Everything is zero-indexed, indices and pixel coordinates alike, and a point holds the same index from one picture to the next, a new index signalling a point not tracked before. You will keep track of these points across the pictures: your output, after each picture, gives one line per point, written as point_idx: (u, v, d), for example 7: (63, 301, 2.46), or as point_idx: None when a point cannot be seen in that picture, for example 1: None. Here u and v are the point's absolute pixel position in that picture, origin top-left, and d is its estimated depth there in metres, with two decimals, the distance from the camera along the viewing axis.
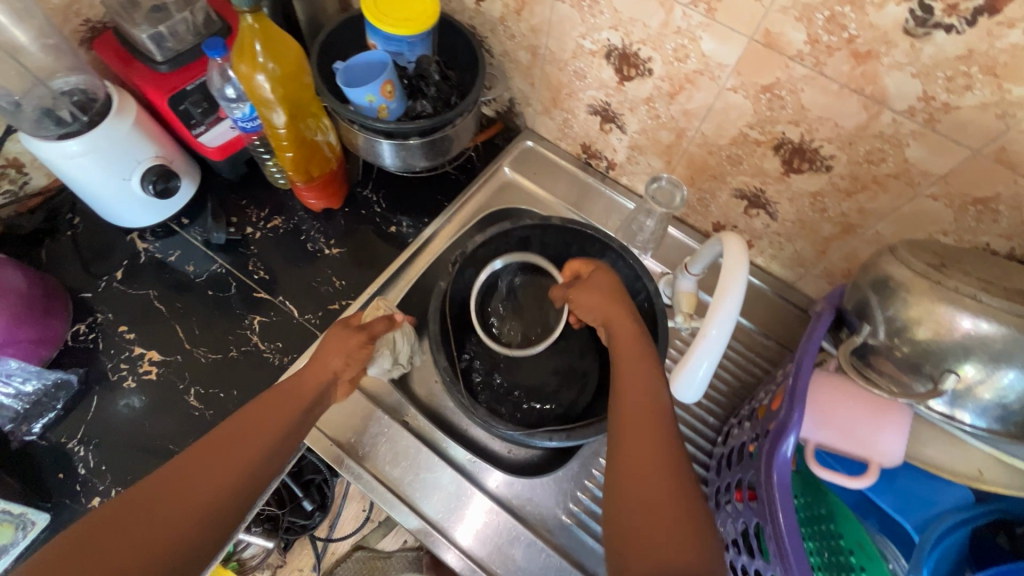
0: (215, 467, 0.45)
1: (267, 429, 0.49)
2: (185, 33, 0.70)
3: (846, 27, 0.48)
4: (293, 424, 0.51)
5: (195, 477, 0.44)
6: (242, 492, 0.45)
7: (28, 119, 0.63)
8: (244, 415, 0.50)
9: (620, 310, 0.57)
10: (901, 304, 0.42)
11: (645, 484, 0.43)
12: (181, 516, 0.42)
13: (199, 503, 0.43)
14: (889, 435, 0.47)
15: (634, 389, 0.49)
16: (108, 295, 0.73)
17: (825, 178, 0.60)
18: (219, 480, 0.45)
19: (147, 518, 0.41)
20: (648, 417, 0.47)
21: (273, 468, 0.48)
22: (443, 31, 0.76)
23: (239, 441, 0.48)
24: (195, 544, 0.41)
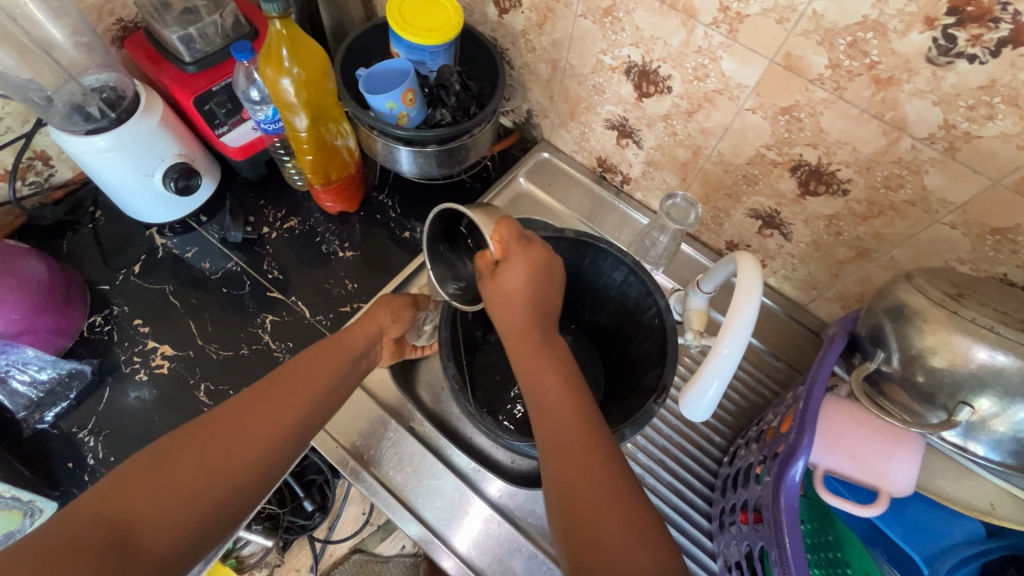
0: (270, 416, 0.48)
1: (310, 386, 0.52)
2: (214, 35, 0.71)
3: (867, 53, 0.48)
4: (333, 383, 0.54)
5: (250, 422, 0.47)
6: (291, 441, 0.49)
7: (59, 114, 0.65)
8: (289, 368, 0.52)
9: (518, 313, 0.53)
10: (916, 332, 0.42)
11: (583, 485, 0.44)
12: (238, 459, 0.45)
13: (253, 449, 0.46)
14: (900, 464, 0.47)
15: (552, 387, 0.50)
16: (124, 289, 0.74)
17: (841, 202, 0.60)
18: (270, 429, 0.48)
19: (197, 461, 0.44)
20: (573, 418, 0.48)
21: (318, 421, 0.52)
22: (465, 42, 0.77)
23: (270, 407, 0.49)
24: (248, 487, 0.45)
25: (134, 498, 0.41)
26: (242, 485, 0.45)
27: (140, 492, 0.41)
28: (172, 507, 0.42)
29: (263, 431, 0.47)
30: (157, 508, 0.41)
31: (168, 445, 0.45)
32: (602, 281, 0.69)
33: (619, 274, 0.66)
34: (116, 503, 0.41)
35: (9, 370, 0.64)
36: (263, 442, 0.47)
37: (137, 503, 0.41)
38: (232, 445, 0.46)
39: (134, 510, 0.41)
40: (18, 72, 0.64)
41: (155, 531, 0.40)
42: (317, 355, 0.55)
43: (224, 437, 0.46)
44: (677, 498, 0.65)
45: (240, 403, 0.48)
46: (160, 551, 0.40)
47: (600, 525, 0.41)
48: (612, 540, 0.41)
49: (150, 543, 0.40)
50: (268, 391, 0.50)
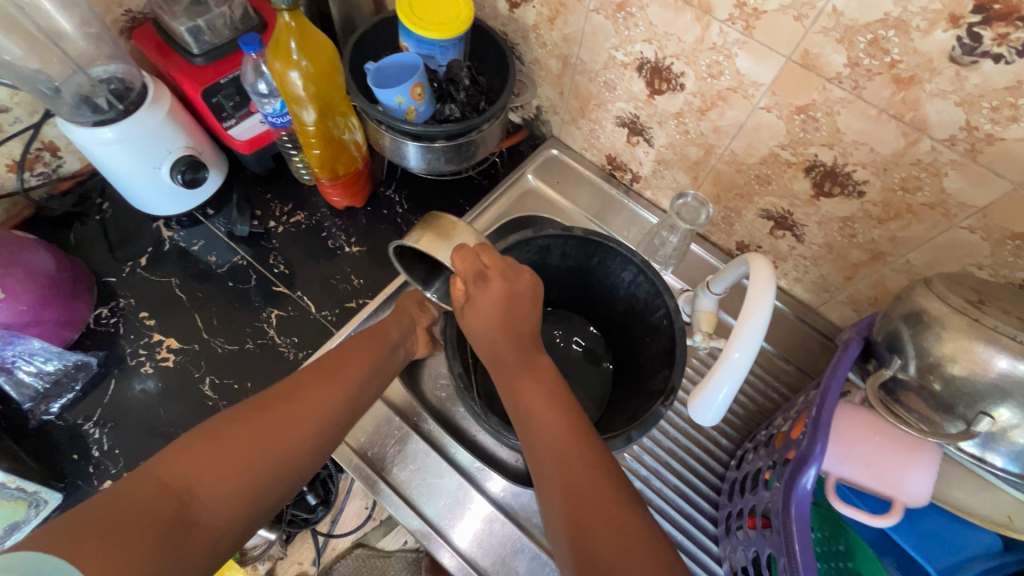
0: (317, 407, 0.50)
1: (349, 376, 0.54)
2: (223, 27, 0.70)
3: (888, 51, 0.47)
4: (368, 374, 0.56)
5: (299, 406, 0.49)
6: (336, 427, 0.51)
7: (67, 105, 0.65)
8: (327, 361, 0.55)
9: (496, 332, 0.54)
10: (935, 339, 0.41)
11: (577, 484, 0.44)
12: (288, 442, 0.47)
13: (301, 435, 0.48)
14: (915, 473, 0.46)
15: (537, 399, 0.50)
16: (131, 281, 0.74)
17: (857, 204, 0.59)
18: (317, 416, 0.49)
19: (254, 441, 0.45)
20: (559, 424, 0.48)
21: (359, 410, 0.53)
22: (474, 36, 0.76)
23: (315, 397, 0.50)
24: (298, 469, 0.47)
25: (198, 472, 0.42)
26: (292, 467, 0.46)
27: (205, 466, 0.43)
28: (229, 483, 0.43)
29: (311, 416, 0.49)
30: (217, 482, 0.42)
31: (226, 421, 0.46)
32: (609, 281, 0.68)
33: (627, 274, 0.66)
34: (178, 473, 0.42)
35: (16, 361, 0.63)
36: (312, 426, 0.49)
37: (197, 475, 0.42)
38: (284, 426, 0.47)
39: (194, 481, 0.42)
40: (26, 62, 0.64)
41: (214, 506, 0.41)
42: (348, 351, 0.57)
43: (281, 417, 0.47)
44: (683, 501, 0.64)
45: (288, 389, 0.50)
46: (215, 524, 0.41)
47: (600, 525, 0.41)
48: (612, 541, 0.40)
49: (209, 516, 0.41)
50: (313, 378, 0.52)
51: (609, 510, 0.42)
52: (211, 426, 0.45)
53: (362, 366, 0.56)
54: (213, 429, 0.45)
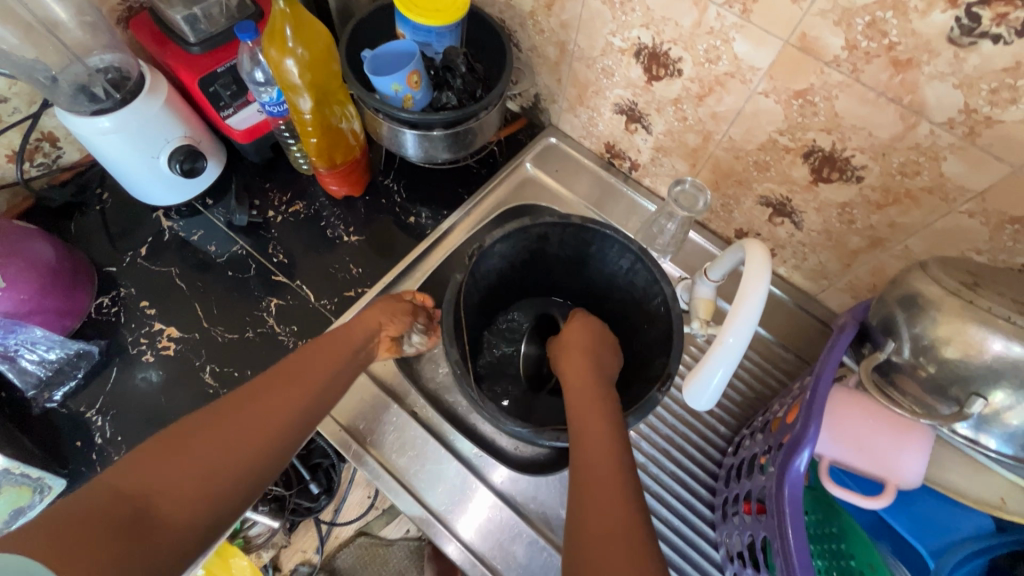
0: (277, 406, 0.49)
1: (313, 374, 0.53)
2: (218, 15, 0.70)
3: (886, 33, 0.47)
4: (336, 371, 0.55)
5: (259, 408, 0.48)
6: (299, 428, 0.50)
7: (64, 94, 0.65)
8: (292, 362, 0.54)
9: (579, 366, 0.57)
10: (929, 322, 0.41)
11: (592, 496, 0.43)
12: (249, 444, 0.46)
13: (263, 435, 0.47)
14: (908, 455, 0.46)
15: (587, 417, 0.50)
16: (132, 271, 0.75)
17: (855, 189, 0.59)
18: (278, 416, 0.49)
19: (212, 444, 0.45)
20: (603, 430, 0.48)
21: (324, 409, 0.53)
22: (472, 23, 0.75)
23: (275, 397, 0.50)
24: (261, 472, 0.46)
25: (156, 476, 0.42)
26: (255, 468, 0.46)
27: (160, 470, 0.42)
28: (190, 486, 0.42)
29: (271, 419, 0.48)
30: (175, 485, 0.42)
31: (185, 427, 0.46)
32: (608, 269, 0.68)
33: (625, 262, 0.66)
34: (135, 480, 0.41)
35: (18, 350, 0.64)
36: (273, 427, 0.48)
37: (156, 481, 0.42)
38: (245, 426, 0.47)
39: (152, 485, 0.41)
40: (22, 52, 0.64)
41: (173, 510, 0.41)
42: (318, 350, 0.56)
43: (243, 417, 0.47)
44: (680, 487, 0.65)
45: (249, 392, 0.50)
46: (178, 526, 0.41)
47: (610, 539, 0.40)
48: (615, 549, 0.39)
49: (170, 517, 0.41)
50: (277, 380, 0.51)
51: (622, 528, 0.40)
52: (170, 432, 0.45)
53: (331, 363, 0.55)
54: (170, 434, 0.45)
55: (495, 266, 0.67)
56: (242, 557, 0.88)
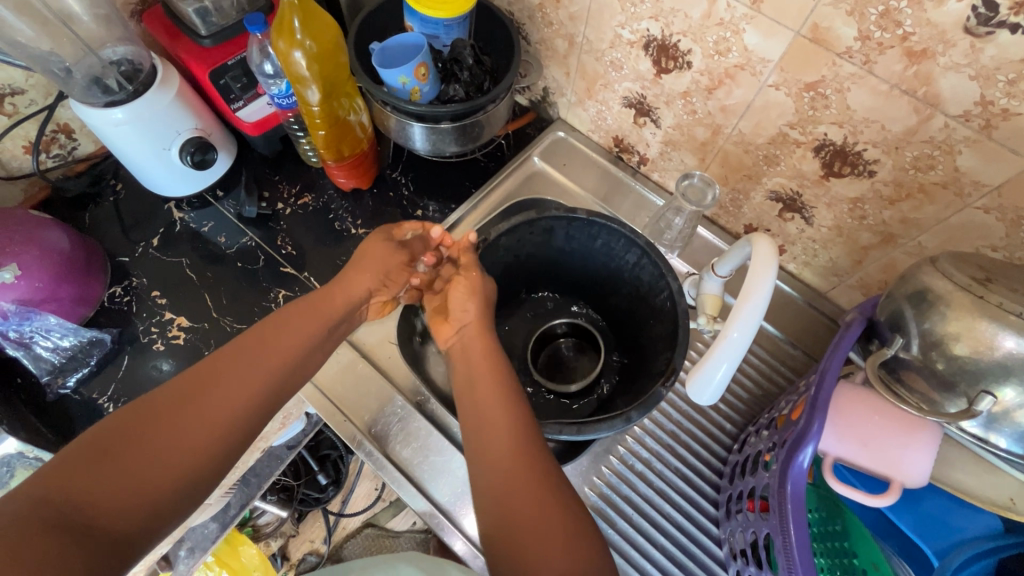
0: (230, 392, 0.47)
1: (269, 356, 0.51)
2: (229, 8, 0.71)
3: (901, 23, 0.46)
4: (295, 356, 0.53)
5: (213, 395, 0.46)
6: (258, 414, 0.48)
7: (78, 85, 0.66)
8: (248, 342, 0.51)
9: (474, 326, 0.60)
10: (939, 318, 0.40)
11: (491, 480, 0.46)
12: (200, 435, 0.44)
13: (216, 427, 0.45)
14: (916, 454, 0.45)
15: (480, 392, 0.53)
16: (144, 261, 0.76)
17: (867, 184, 0.58)
18: (233, 404, 0.46)
19: (156, 439, 0.42)
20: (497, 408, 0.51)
21: (283, 394, 0.51)
22: (479, 16, 0.75)
23: (227, 383, 0.47)
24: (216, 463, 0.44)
25: (93, 476, 0.39)
26: (208, 458, 0.43)
27: (97, 470, 0.39)
28: (137, 481, 0.40)
29: (226, 406, 0.46)
30: (118, 484, 0.39)
31: (128, 418, 0.43)
32: (615, 263, 0.68)
33: (631, 256, 0.65)
34: (72, 481, 0.38)
35: (34, 337, 0.65)
36: (228, 418, 0.46)
37: (97, 481, 0.38)
38: (193, 418, 0.44)
39: (87, 488, 0.38)
40: (38, 44, 0.65)
41: (117, 512, 0.38)
42: (278, 329, 0.53)
43: (192, 408, 0.44)
44: (684, 485, 0.64)
45: (200, 376, 0.47)
46: (123, 525, 0.38)
47: (536, 529, 0.42)
48: (546, 538, 0.42)
49: (112, 518, 0.38)
50: (230, 363, 0.49)
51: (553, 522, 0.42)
52: (110, 428, 0.42)
53: (291, 342, 0.53)
54: (110, 426, 0.42)
55: (501, 259, 0.67)
56: (250, 546, 0.89)
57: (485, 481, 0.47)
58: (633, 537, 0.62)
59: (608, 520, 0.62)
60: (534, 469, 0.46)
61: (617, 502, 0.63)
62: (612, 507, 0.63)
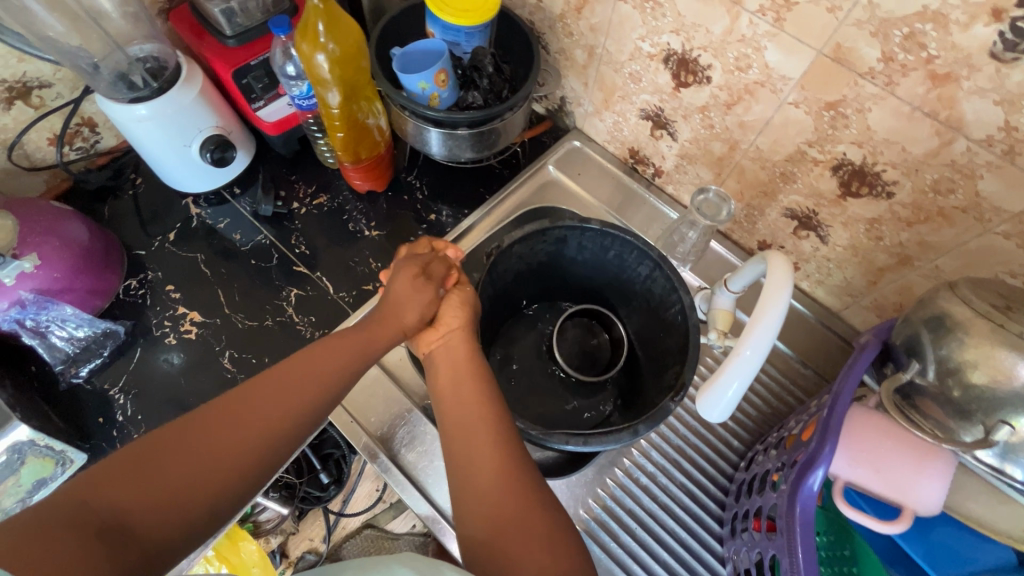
0: (271, 410, 0.46)
1: (315, 375, 0.50)
2: (255, 10, 0.72)
3: (925, 46, 0.45)
4: (343, 377, 0.52)
5: (258, 410, 0.45)
6: (291, 436, 0.47)
7: (105, 81, 0.67)
8: (294, 362, 0.50)
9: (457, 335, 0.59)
10: (957, 345, 0.40)
11: (478, 486, 0.46)
12: (239, 450, 0.43)
13: (255, 445, 0.44)
14: (929, 481, 0.44)
15: (464, 399, 0.52)
16: (160, 256, 0.77)
17: (885, 205, 0.57)
18: (274, 421, 0.46)
19: (199, 449, 0.42)
20: (488, 417, 0.50)
21: (317, 420, 0.49)
22: (501, 24, 0.76)
23: (272, 400, 0.47)
24: (242, 482, 0.43)
25: (133, 484, 0.38)
26: (236, 476, 0.43)
27: (140, 477, 0.39)
28: (167, 492, 0.39)
29: (267, 423, 0.45)
30: (151, 495, 0.39)
31: (175, 426, 0.43)
32: (627, 275, 0.68)
33: (644, 269, 0.65)
34: (105, 486, 0.38)
35: (50, 326, 0.66)
36: (268, 437, 0.45)
37: (137, 489, 0.38)
38: (235, 431, 0.44)
39: (128, 496, 0.38)
40: (68, 39, 0.66)
41: (154, 522, 0.38)
42: (325, 350, 0.52)
43: (235, 420, 0.44)
44: (689, 500, 0.64)
45: (242, 393, 0.46)
46: (155, 535, 0.38)
47: (525, 541, 0.42)
48: (538, 553, 0.41)
49: (148, 527, 0.38)
50: (275, 381, 0.48)
51: (544, 532, 0.43)
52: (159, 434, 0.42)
53: (333, 364, 0.52)
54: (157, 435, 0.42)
55: (513, 267, 0.67)
56: (250, 542, 0.89)
57: (472, 487, 0.46)
58: (636, 551, 0.61)
59: (610, 533, 0.62)
60: (520, 480, 0.46)
61: (621, 515, 0.63)
62: (615, 520, 0.63)
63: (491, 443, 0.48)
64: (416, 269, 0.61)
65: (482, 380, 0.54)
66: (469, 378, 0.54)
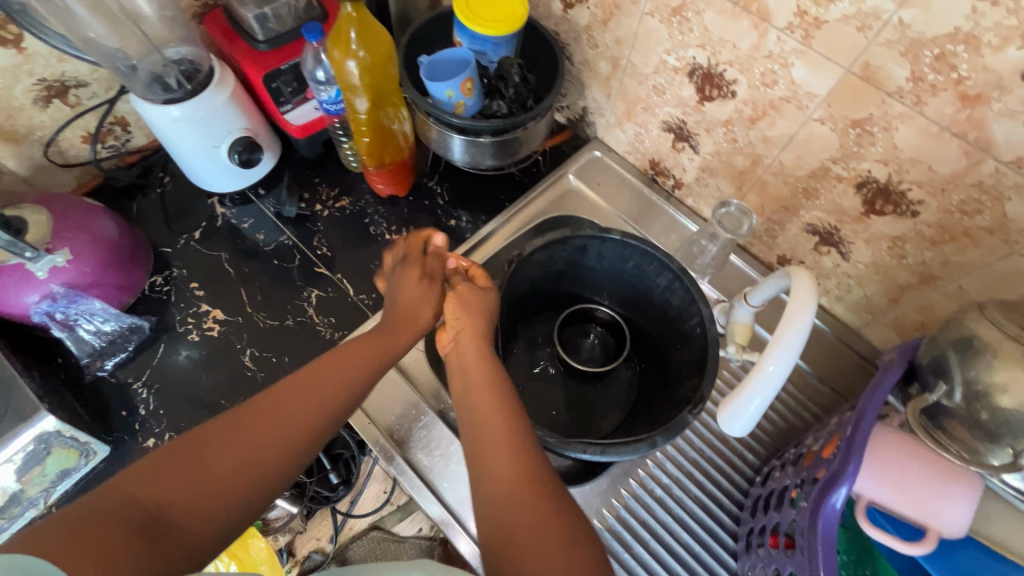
0: (298, 410, 0.47)
1: (337, 376, 0.51)
2: (287, 15, 0.73)
3: (956, 67, 0.46)
4: (366, 377, 0.53)
5: (286, 411, 0.47)
6: (319, 435, 0.48)
7: (141, 82, 0.69)
8: (317, 366, 0.51)
9: (469, 330, 0.58)
10: (985, 366, 0.40)
11: (501, 486, 0.46)
12: (269, 449, 0.44)
13: (285, 444, 0.45)
14: (954, 504, 0.44)
15: (484, 399, 0.52)
16: (185, 253, 0.78)
17: (909, 223, 0.57)
18: (302, 421, 0.47)
19: (230, 449, 0.43)
20: (505, 420, 0.50)
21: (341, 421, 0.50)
22: (527, 34, 0.76)
23: (299, 401, 0.48)
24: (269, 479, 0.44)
25: (171, 483, 0.40)
26: (264, 475, 0.44)
27: (177, 476, 0.40)
28: (198, 489, 0.40)
29: (295, 422, 0.47)
30: (189, 492, 0.40)
31: (206, 429, 0.44)
32: (646, 286, 0.68)
33: (663, 280, 0.65)
34: (139, 483, 0.39)
35: (78, 319, 0.67)
36: (296, 436, 0.46)
37: (176, 487, 0.40)
38: (264, 431, 0.45)
39: (167, 493, 0.39)
40: (108, 41, 0.68)
41: (193, 518, 0.39)
42: (347, 352, 0.54)
43: (265, 420, 0.46)
44: (704, 513, 0.64)
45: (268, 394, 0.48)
46: (196, 530, 0.39)
47: (551, 538, 0.42)
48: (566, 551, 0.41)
49: (188, 522, 0.39)
50: (301, 384, 0.49)
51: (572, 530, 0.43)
52: (192, 436, 0.43)
53: (353, 368, 0.53)
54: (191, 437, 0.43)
55: (533, 275, 0.68)
56: (260, 539, 0.90)
57: (485, 495, 0.46)
58: (650, 563, 0.61)
59: (624, 544, 0.62)
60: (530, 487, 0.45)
61: (635, 526, 0.63)
62: (629, 531, 0.63)
63: (511, 442, 0.48)
64: (417, 272, 0.62)
65: (499, 381, 0.54)
66: (485, 378, 0.54)
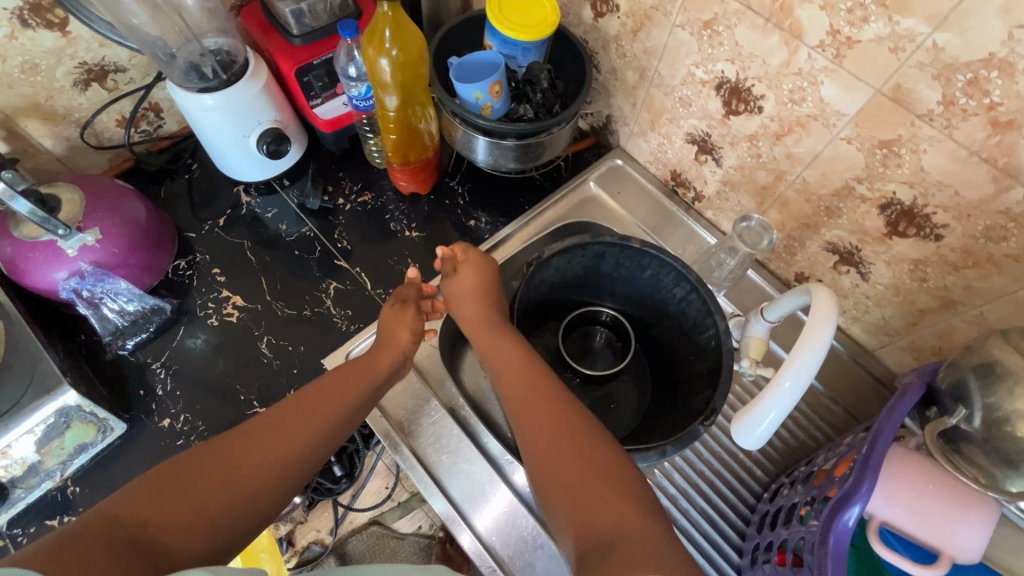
0: (286, 437, 0.50)
1: (324, 405, 0.54)
2: (323, 12, 0.74)
3: (988, 92, 0.46)
4: (353, 407, 0.56)
5: (274, 437, 0.49)
6: (306, 462, 0.50)
7: (178, 69, 0.71)
8: (305, 396, 0.54)
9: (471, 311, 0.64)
10: (1006, 394, 0.40)
11: (550, 450, 0.49)
12: (254, 472, 0.46)
13: (270, 467, 0.47)
14: (970, 529, 0.44)
15: (521, 376, 0.55)
16: (209, 239, 0.80)
17: (932, 247, 0.57)
18: (289, 446, 0.49)
19: (217, 473, 0.45)
20: (547, 392, 0.53)
21: (326, 450, 0.52)
22: (557, 41, 0.77)
23: (285, 428, 0.50)
24: (257, 504, 0.46)
25: (158, 503, 0.41)
26: (252, 500, 0.45)
27: (165, 496, 0.42)
28: (186, 513, 0.42)
29: (280, 447, 0.49)
30: (175, 512, 0.41)
31: (197, 453, 0.46)
32: (662, 296, 0.68)
33: (680, 290, 0.65)
34: (131, 505, 0.41)
35: (103, 298, 0.68)
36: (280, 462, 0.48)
37: (163, 506, 0.41)
38: (252, 454, 0.47)
39: (153, 513, 0.41)
40: (149, 29, 0.70)
41: (178, 535, 0.40)
42: (336, 382, 0.57)
43: (252, 445, 0.48)
44: (710, 526, 0.63)
45: (261, 423, 0.51)
46: (181, 547, 0.40)
47: (603, 496, 0.46)
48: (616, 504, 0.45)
49: (172, 540, 0.40)
50: (290, 412, 0.52)
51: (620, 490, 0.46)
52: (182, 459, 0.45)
53: (339, 397, 0.56)
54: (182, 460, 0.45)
55: (550, 278, 0.68)
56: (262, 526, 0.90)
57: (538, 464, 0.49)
58: None
59: None
60: (580, 453, 0.48)
61: None
62: None
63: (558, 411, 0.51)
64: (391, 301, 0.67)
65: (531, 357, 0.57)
66: (514, 353, 0.58)
